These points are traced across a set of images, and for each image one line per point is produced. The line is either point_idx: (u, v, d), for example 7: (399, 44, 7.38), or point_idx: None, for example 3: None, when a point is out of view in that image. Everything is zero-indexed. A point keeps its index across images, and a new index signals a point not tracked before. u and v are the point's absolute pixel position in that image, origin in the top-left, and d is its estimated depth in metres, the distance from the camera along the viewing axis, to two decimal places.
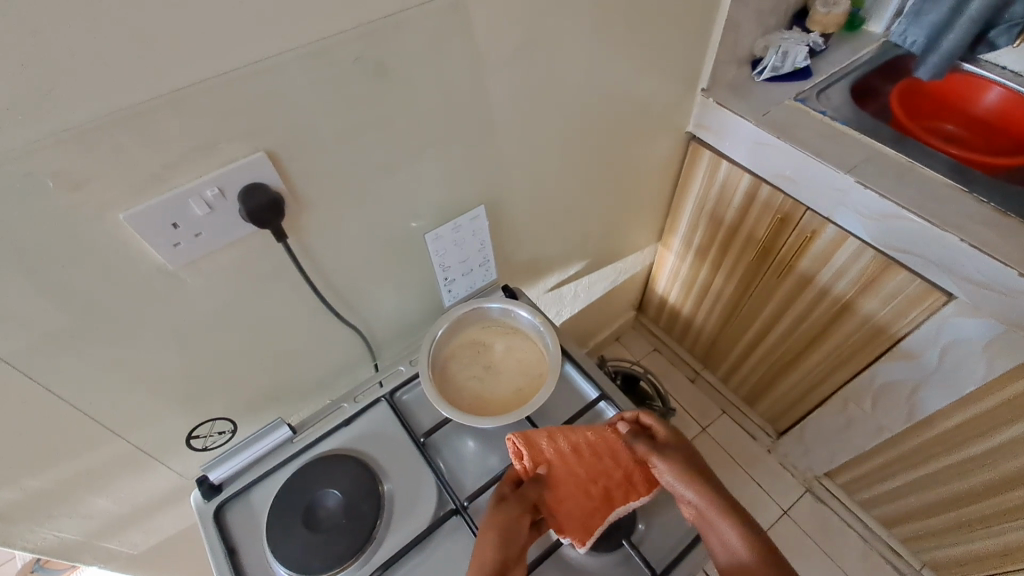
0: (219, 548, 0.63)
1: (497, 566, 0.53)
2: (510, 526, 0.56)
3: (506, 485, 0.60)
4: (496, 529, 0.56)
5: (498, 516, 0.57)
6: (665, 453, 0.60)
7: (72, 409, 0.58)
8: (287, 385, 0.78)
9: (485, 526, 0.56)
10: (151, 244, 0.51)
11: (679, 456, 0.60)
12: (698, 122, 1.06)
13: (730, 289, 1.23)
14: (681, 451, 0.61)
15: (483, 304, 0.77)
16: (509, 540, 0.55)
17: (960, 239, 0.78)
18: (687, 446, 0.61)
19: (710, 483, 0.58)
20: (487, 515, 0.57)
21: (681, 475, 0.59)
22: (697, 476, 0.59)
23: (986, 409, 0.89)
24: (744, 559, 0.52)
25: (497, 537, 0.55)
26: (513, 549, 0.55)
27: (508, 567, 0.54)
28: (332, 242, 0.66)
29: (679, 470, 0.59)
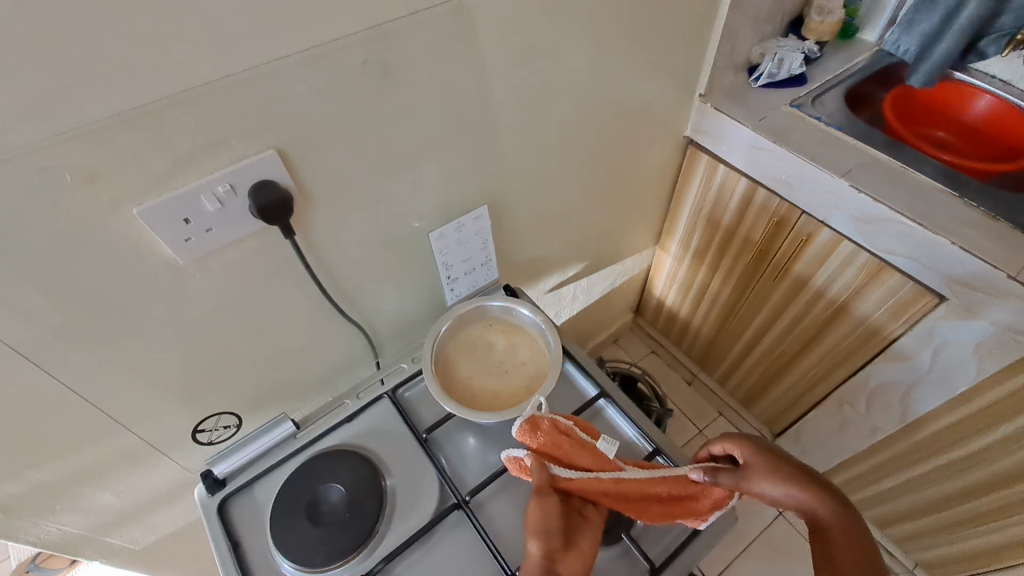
0: (223, 542, 0.64)
1: (544, 563, 0.54)
2: (543, 517, 0.57)
3: (542, 474, 0.59)
4: (533, 527, 0.56)
5: (533, 513, 0.58)
6: (748, 474, 0.57)
7: (83, 401, 0.59)
8: (291, 382, 0.79)
9: (533, 517, 0.57)
10: (163, 239, 0.52)
11: (761, 469, 0.57)
12: (696, 127, 1.08)
13: (728, 291, 1.25)
14: (759, 459, 0.58)
15: (485, 302, 0.78)
16: (550, 533, 0.56)
17: (951, 242, 0.80)
18: (759, 454, 0.58)
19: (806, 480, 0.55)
20: (535, 508, 0.58)
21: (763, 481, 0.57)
22: (794, 479, 0.55)
23: (977, 409, 0.91)
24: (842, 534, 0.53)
25: (540, 534, 0.56)
26: (556, 540, 0.56)
27: (557, 560, 0.55)
28: (337, 240, 0.67)
29: (766, 475, 0.56)
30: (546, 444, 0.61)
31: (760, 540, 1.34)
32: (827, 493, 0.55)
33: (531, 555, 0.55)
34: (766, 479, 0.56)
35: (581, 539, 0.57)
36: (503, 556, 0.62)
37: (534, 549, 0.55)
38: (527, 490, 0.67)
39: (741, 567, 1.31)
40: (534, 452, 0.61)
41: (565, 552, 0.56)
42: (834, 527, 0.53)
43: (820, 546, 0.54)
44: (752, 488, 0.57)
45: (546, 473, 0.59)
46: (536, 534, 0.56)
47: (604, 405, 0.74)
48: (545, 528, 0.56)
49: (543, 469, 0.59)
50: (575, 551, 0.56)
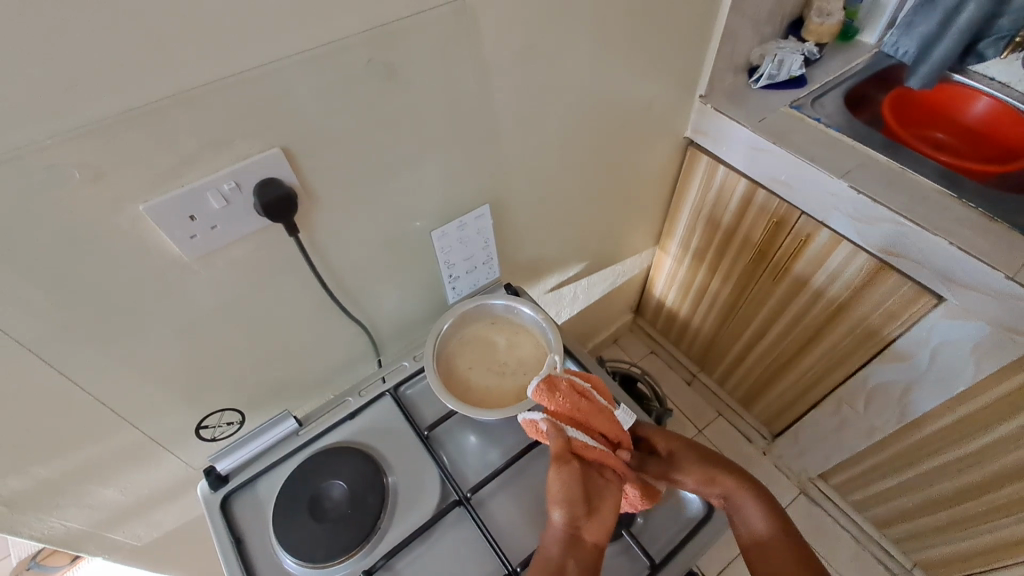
0: (226, 538, 0.64)
1: (566, 529, 0.56)
2: (567, 484, 0.57)
3: (560, 440, 0.59)
4: (557, 495, 0.57)
5: (555, 481, 0.57)
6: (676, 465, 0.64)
7: (87, 396, 0.59)
8: (293, 379, 0.79)
9: (555, 485, 0.57)
10: (168, 236, 0.53)
11: (688, 461, 0.64)
12: (696, 128, 1.08)
13: (727, 291, 1.25)
14: (686, 451, 0.65)
15: (487, 301, 0.79)
16: (575, 501, 0.56)
17: (949, 243, 0.81)
18: (684, 446, 0.66)
19: (728, 471, 0.63)
20: (556, 476, 0.58)
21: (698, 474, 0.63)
22: (718, 471, 0.63)
23: (975, 408, 0.91)
24: (762, 529, 0.59)
25: (564, 502, 0.56)
26: (580, 508, 0.56)
27: (579, 526, 0.56)
28: (339, 238, 0.68)
29: (693, 467, 0.64)
30: (565, 407, 0.61)
31: None
32: (749, 483, 0.62)
33: (556, 523, 0.56)
34: (693, 469, 0.63)
35: (603, 503, 0.58)
36: (504, 552, 0.62)
37: (558, 517, 0.56)
38: (527, 487, 0.68)
39: (740, 566, 1.32)
40: (549, 417, 0.61)
41: (589, 519, 0.57)
42: (757, 524, 0.59)
43: (757, 554, 0.59)
44: (679, 477, 0.64)
45: (563, 438, 0.59)
46: (560, 503, 0.56)
47: None
48: (570, 496, 0.56)
49: (560, 434, 0.59)
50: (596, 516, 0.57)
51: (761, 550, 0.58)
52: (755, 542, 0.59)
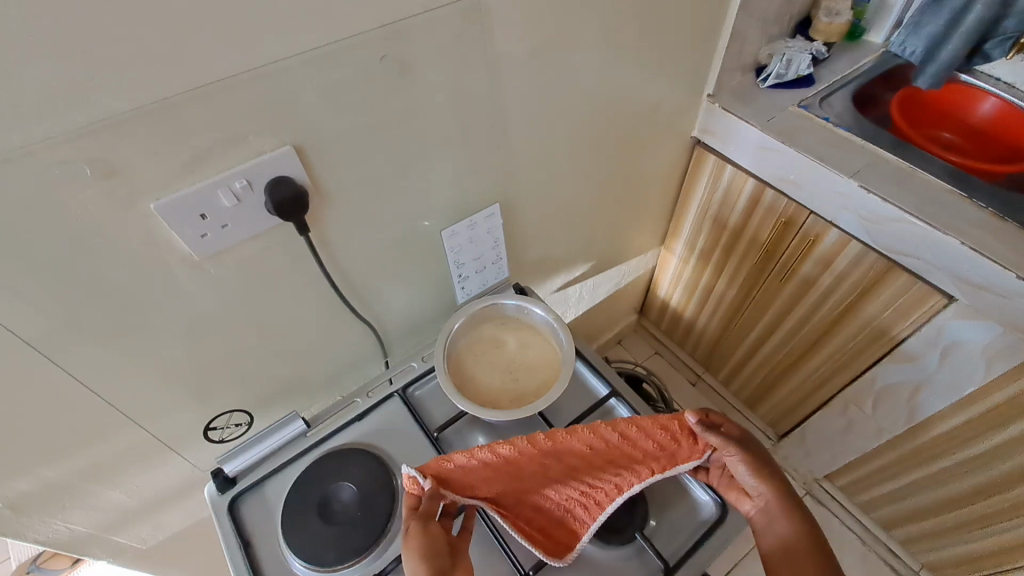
0: (234, 541, 0.63)
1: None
2: (428, 541, 0.54)
3: (433, 504, 0.57)
4: (416, 551, 0.53)
5: (414, 536, 0.54)
6: (735, 446, 0.60)
7: (96, 396, 0.58)
8: (301, 380, 0.78)
9: (413, 541, 0.54)
10: (178, 234, 0.52)
11: (747, 451, 0.60)
12: (703, 126, 1.08)
13: (733, 291, 1.25)
14: (744, 440, 0.61)
15: (498, 301, 0.77)
16: (438, 553, 0.54)
17: (961, 242, 0.80)
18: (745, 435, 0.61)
19: (775, 479, 0.60)
20: (416, 528, 0.55)
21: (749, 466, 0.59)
22: (769, 474, 0.60)
23: (986, 409, 0.90)
24: (794, 544, 0.56)
25: (425, 557, 0.53)
26: (445, 559, 0.54)
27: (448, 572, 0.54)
28: (349, 238, 0.67)
29: (749, 460, 0.60)
30: (445, 470, 0.58)
31: None
32: (793, 499, 0.58)
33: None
34: (745, 458, 0.60)
35: (463, 554, 0.57)
36: (515, 555, 0.62)
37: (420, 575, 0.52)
38: None
39: (746, 567, 1.31)
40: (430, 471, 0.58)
41: (454, 566, 0.55)
42: (791, 537, 0.56)
43: (781, 559, 0.56)
44: (730, 458, 0.60)
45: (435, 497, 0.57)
46: (422, 556, 0.53)
47: (615, 405, 0.74)
48: (434, 549, 0.54)
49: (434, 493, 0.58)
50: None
51: (789, 558, 0.55)
52: (786, 553, 0.56)
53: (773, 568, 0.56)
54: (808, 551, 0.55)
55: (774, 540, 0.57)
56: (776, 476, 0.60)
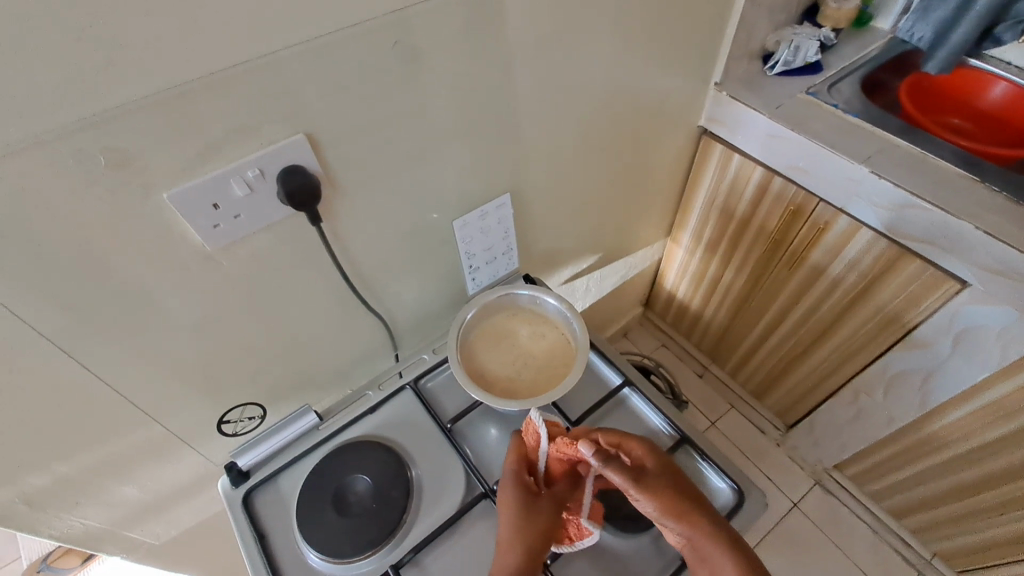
0: (249, 534, 0.63)
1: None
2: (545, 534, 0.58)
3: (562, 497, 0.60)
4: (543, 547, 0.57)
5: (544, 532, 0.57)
6: (645, 486, 0.55)
7: (109, 390, 0.58)
8: (313, 373, 0.78)
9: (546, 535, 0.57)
10: (192, 225, 0.51)
11: (659, 486, 0.55)
12: (711, 116, 1.07)
13: (741, 281, 1.24)
14: (656, 477, 0.56)
15: (510, 291, 0.77)
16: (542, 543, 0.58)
17: (974, 226, 0.80)
18: (658, 467, 0.57)
19: (697, 509, 0.55)
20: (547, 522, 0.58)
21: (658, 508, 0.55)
22: (687, 506, 0.55)
23: (999, 395, 0.89)
24: None
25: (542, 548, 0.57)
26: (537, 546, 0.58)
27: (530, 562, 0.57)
28: (361, 229, 0.66)
29: (662, 498, 0.55)
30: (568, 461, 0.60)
31: (775, 532, 1.33)
32: (716, 528, 0.54)
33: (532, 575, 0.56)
34: (658, 495, 0.55)
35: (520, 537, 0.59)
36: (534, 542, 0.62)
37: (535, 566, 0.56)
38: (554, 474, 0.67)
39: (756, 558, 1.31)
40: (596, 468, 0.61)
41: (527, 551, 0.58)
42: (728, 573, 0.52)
43: None
44: (643, 499, 0.55)
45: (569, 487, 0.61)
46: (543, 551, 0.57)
47: (627, 393, 0.74)
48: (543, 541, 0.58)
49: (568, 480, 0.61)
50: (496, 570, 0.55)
51: None
52: None
53: None
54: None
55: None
56: (694, 503, 0.55)
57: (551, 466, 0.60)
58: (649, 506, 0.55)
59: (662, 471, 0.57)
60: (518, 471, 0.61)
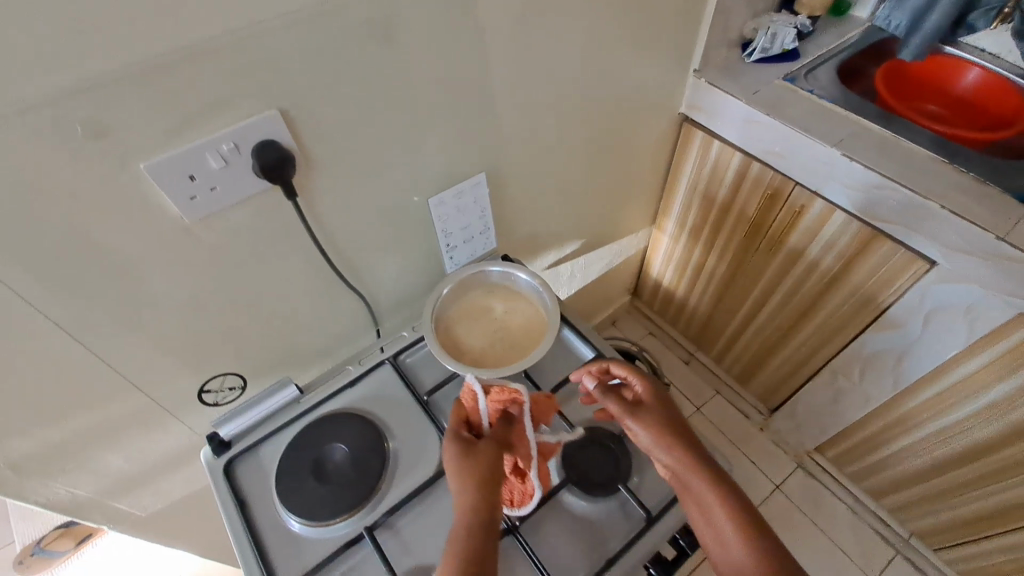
0: (230, 500, 0.65)
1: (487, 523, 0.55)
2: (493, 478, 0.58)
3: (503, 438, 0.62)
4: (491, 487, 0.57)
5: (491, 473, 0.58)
6: (636, 414, 0.62)
7: (94, 358, 0.59)
8: (296, 350, 0.80)
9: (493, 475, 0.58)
10: (169, 195, 0.53)
11: (650, 417, 0.62)
12: (690, 103, 1.09)
13: (723, 267, 1.26)
14: (650, 409, 0.63)
15: (484, 267, 0.79)
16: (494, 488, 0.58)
17: (941, 206, 0.81)
18: (654, 400, 0.64)
19: (685, 442, 0.60)
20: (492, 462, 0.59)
21: (653, 433, 0.61)
22: (675, 439, 0.60)
23: (969, 373, 0.91)
24: (711, 504, 0.57)
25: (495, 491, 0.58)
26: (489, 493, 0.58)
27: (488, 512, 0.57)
28: (339, 206, 0.68)
29: (651, 428, 0.61)
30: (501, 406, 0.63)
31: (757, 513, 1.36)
32: (701, 458, 0.59)
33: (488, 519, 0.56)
34: (648, 424, 0.61)
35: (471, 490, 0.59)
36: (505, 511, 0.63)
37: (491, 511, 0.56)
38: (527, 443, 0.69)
39: None
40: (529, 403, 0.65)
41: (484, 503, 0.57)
42: (707, 498, 0.57)
43: (701, 517, 0.57)
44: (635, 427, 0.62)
45: (507, 427, 0.63)
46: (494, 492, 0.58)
47: None
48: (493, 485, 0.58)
49: (505, 420, 0.64)
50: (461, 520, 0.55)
51: (706, 515, 0.57)
52: (702, 512, 0.57)
53: (698, 525, 0.58)
54: (722, 505, 0.56)
55: (692, 500, 0.58)
56: (684, 434, 0.61)
57: (489, 415, 0.63)
58: (645, 433, 0.61)
59: (657, 404, 0.63)
60: (456, 427, 0.63)
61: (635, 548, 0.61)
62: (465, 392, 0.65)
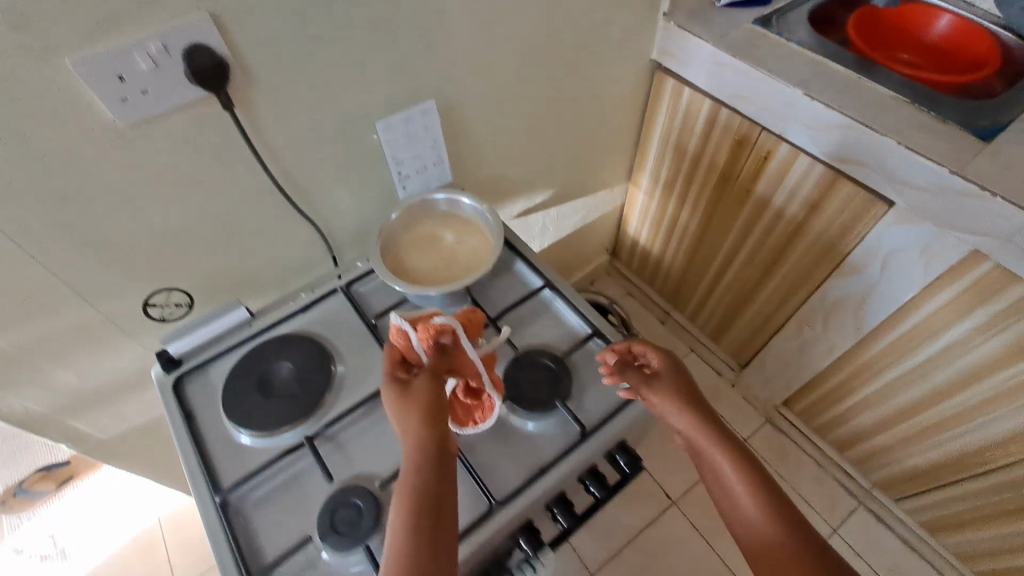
0: (178, 412, 0.67)
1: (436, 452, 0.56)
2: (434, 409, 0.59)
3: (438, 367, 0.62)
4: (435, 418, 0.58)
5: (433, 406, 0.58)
6: (654, 388, 0.63)
7: (38, 267, 0.61)
8: (251, 278, 0.81)
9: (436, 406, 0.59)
10: (98, 95, 0.53)
11: (668, 390, 0.63)
12: (662, 49, 1.07)
13: (696, 222, 1.26)
14: (668, 382, 0.63)
15: (429, 196, 0.79)
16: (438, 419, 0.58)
17: (898, 142, 0.80)
18: (673, 374, 0.64)
19: (704, 415, 0.61)
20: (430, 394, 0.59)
21: (672, 404, 0.62)
22: (694, 411, 0.61)
23: (925, 316, 0.92)
24: (730, 476, 0.57)
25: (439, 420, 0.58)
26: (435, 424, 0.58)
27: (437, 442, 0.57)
28: (285, 127, 0.68)
29: (670, 401, 0.62)
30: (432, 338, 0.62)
31: None
32: (721, 431, 0.59)
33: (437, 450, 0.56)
34: (666, 398, 0.62)
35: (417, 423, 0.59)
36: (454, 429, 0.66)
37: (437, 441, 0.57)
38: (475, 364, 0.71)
39: None
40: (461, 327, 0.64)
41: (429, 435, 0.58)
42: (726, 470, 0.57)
43: (721, 490, 0.57)
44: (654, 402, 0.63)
45: (442, 357, 0.63)
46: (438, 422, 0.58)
47: (547, 295, 0.79)
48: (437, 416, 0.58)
49: (439, 351, 0.63)
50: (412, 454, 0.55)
51: (726, 488, 0.57)
52: (721, 484, 0.57)
53: (718, 499, 0.58)
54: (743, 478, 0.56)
55: (711, 472, 0.59)
56: (703, 408, 0.61)
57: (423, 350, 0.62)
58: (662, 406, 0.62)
59: (674, 376, 0.64)
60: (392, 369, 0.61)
61: (568, 459, 0.64)
62: (394, 333, 0.63)
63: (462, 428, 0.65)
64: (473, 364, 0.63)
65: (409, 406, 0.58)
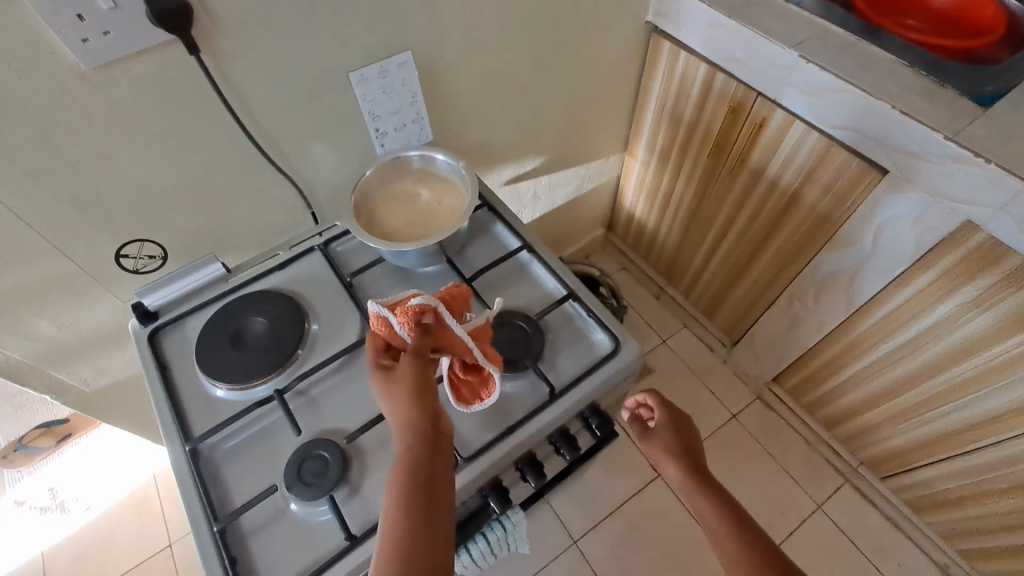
0: (151, 364, 0.67)
1: (429, 430, 0.50)
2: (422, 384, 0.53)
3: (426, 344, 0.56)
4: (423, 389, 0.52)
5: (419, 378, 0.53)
6: (650, 438, 0.65)
7: (8, 214, 0.61)
8: (229, 235, 0.80)
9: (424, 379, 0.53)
10: (58, 34, 0.52)
11: (661, 440, 0.64)
12: (657, 11, 1.03)
13: (690, 193, 1.24)
14: (665, 432, 0.64)
15: (402, 154, 0.76)
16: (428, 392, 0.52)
17: (893, 107, 0.77)
18: (671, 425, 0.65)
19: (691, 464, 0.59)
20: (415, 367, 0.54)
21: (661, 455, 0.63)
22: (683, 459, 0.60)
23: (916, 290, 0.90)
24: (710, 522, 0.54)
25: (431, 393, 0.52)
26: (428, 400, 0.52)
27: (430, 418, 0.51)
28: (256, 78, 0.67)
29: (663, 447, 0.63)
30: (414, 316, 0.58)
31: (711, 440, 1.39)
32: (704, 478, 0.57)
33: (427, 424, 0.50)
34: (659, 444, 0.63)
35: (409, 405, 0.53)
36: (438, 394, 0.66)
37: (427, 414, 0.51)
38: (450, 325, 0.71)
39: None
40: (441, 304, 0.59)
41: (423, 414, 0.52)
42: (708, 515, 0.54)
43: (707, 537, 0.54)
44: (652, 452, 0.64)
45: (428, 336, 0.57)
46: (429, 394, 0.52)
47: (525, 257, 0.78)
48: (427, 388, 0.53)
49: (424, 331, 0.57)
50: (401, 441, 0.49)
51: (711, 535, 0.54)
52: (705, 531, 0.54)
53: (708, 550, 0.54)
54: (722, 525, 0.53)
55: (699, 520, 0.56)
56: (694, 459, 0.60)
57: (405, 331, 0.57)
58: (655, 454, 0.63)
59: (671, 425, 0.64)
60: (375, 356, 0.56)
61: (536, 419, 0.64)
62: (374, 321, 0.59)
63: (469, 407, 0.63)
64: (462, 340, 0.58)
65: (396, 392, 0.52)
